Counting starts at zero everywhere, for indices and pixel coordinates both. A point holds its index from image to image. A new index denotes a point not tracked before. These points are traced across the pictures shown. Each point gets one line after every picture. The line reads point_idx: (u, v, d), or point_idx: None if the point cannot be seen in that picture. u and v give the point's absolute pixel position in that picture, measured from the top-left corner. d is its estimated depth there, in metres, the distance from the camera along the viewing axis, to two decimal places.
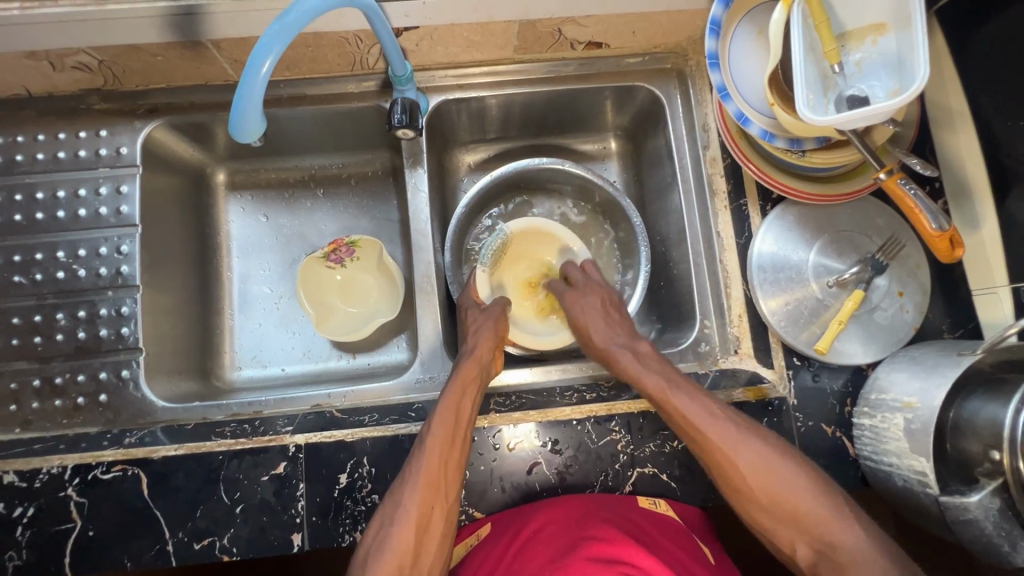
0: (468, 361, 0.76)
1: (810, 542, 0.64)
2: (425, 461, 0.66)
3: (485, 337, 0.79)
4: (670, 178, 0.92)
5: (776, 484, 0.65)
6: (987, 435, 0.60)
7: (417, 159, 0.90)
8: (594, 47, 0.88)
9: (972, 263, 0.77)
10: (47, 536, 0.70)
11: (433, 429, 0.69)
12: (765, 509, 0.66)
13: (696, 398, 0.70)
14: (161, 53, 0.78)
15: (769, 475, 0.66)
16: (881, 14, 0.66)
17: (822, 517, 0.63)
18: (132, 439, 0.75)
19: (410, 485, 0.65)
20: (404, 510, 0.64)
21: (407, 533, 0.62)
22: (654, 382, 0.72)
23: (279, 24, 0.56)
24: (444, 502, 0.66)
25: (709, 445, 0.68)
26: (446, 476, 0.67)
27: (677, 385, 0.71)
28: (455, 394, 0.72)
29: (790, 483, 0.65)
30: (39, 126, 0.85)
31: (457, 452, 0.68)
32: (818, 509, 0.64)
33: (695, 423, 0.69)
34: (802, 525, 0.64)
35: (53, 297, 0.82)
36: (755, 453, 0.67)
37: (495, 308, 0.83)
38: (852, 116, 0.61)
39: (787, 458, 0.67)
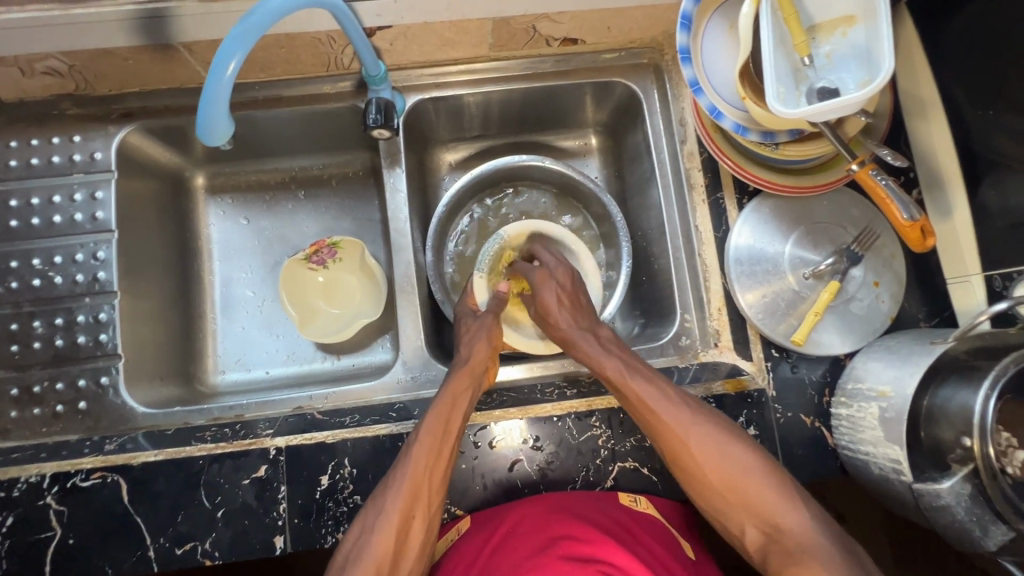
0: (460, 370, 0.76)
1: (759, 524, 0.64)
2: (409, 470, 0.66)
3: (479, 348, 0.79)
4: (649, 173, 0.93)
5: (728, 469, 0.66)
6: (958, 422, 0.60)
7: (396, 159, 0.90)
8: (569, 44, 0.88)
9: (946, 252, 0.77)
10: (27, 545, 0.69)
11: (420, 438, 0.69)
12: (717, 491, 0.66)
13: (657, 386, 0.71)
14: (131, 57, 0.77)
15: (724, 463, 0.66)
16: (849, 6, 0.66)
17: (768, 499, 0.64)
18: (112, 446, 0.75)
19: (393, 492, 0.65)
20: (385, 516, 0.64)
21: (385, 540, 0.62)
22: (612, 367, 0.73)
23: (244, 25, 0.56)
24: (427, 510, 0.66)
25: (668, 433, 0.68)
26: (429, 486, 0.67)
27: (634, 371, 0.72)
28: (444, 403, 0.72)
29: (739, 466, 0.66)
30: (12, 132, 0.84)
31: (442, 462, 0.68)
32: (765, 494, 0.64)
33: (652, 410, 0.69)
34: (753, 510, 0.64)
35: (29, 305, 0.81)
36: (710, 443, 0.67)
37: (490, 318, 0.83)
38: (820, 108, 0.61)
39: (742, 446, 0.67)
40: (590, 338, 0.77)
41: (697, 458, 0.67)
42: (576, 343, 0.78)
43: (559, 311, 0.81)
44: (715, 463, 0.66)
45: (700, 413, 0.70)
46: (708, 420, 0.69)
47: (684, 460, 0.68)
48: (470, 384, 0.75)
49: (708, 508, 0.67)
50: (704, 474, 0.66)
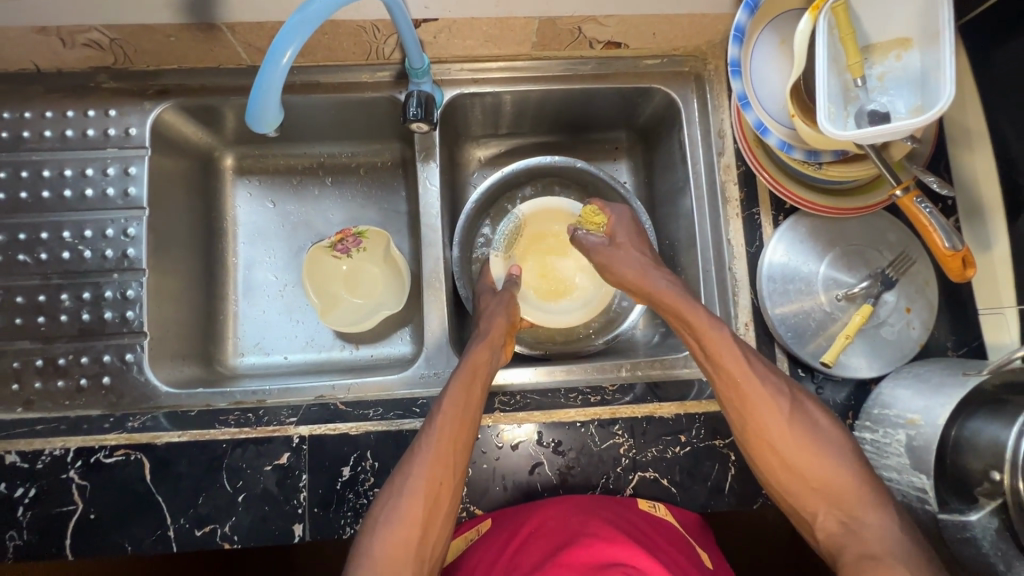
0: (481, 344, 0.76)
1: (838, 516, 0.65)
2: (434, 438, 0.67)
3: (497, 322, 0.80)
4: (682, 183, 0.92)
5: (817, 457, 0.67)
6: (987, 455, 0.61)
7: (430, 153, 0.89)
8: (612, 47, 0.87)
9: (980, 282, 0.77)
10: (48, 518, 0.70)
11: (444, 406, 0.69)
12: (783, 472, 0.68)
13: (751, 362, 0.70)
14: (173, 34, 0.76)
15: (808, 449, 0.67)
16: (906, 28, 0.65)
17: (853, 493, 0.65)
18: (136, 423, 0.75)
19: (419, 456, 0.67)
20: (412, 482, 0.65)
21: (417, 505, 0.64)
22: (704, 322, 0.72)
23: (302, 14, 0.55)
24: (451, 479, 0.67)
25: (750, 407, 0.69)
26: (454, 455, 0.67)
27: (728, 341, 0.71)
28: (467, 372, 0.73)
29: (829, 450, 0.67)
30: (48, 102, 0.83)
31: (467, 431, 0.69)
32: (847, 484, 0.65)
33: (744, 387, 0.69)
34: (835, 498, 0.66)
35: (58, 277, 0.81)
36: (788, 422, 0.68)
37: (506, 294, 0.86)
38: (874, 132, 0.61)
39: (835, 432, 0.68)
40: (676, 288, 0.77)
41: (782, 438, 0.68)
42: (670, 301, 0.76)
43: (629, 267, 0.81)
44: (799, 445, 0.67)
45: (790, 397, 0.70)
46: (802, 403, 0.70)
47: (761, 434, 0.68)
48: (489, 355, 0.76)
49: (779, 487, 0.69)
50: (785, 455, 0.67)
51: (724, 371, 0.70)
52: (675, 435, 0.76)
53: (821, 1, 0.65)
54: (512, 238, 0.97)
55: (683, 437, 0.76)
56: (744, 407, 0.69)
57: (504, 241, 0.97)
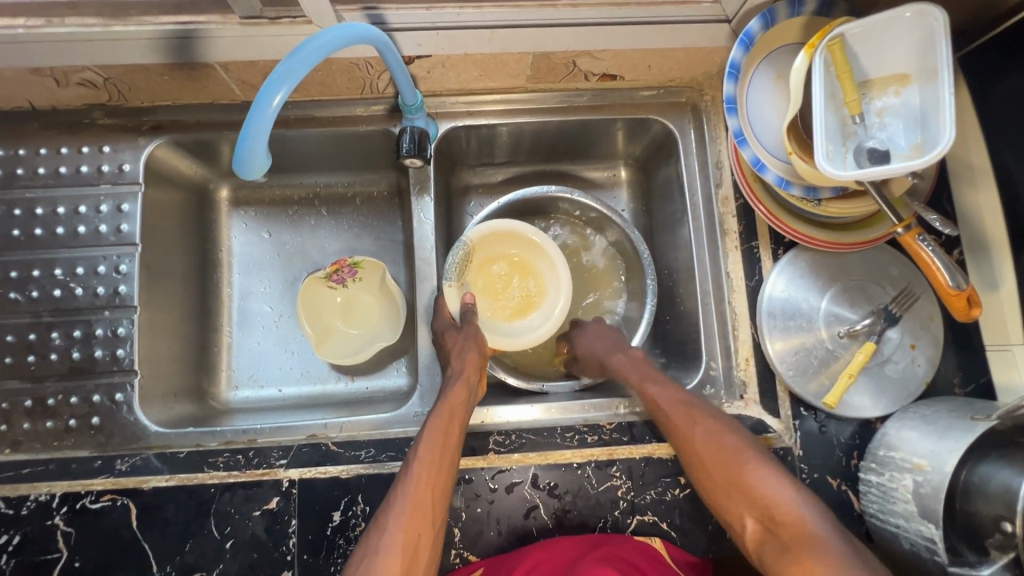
0: (456, 384, 0.75)
1: (761, 520, 0.61)
2: (411, 486, 0.66)
3: (469, 358, 0.78)
4: (680, 214, 0.91)
5: (784, 507, 0.61)
6: (997, 504, 0.59)
7: (425, 186, 0.89)
8: (608, 79, 0.87)
9: (987, 318, 0.75)
10: (33, 566, 0.68)
11: (421, 451, 0.68)
12: (712, 480, 0.66)
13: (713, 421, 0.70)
14: (167, 73, 0.76)
15: (733, 455, 0.66)
16: (905, 64, 0.64)
17: (781, 496, 0.62)
18: (123, 466, 0.73)
19: (395, 510, 0.65)
20: (389, 537, 0.63)
21: (391, 561, 0.61)
22: (664, 394, 0.74)
23: (290, 62, 0.55)
24: (431, 528, 0.65)
25: (717, 457, 0.67)
26: (431, 502, 0.66)
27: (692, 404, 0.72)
28: (441, 414, 0.72)
29: (761, 460, 0.66)
30: (42, 139, 0.83)
31: (444, 477, 0.68)
32: (773, 487, 0.63)
33: (707, 441, 0.68)
34: (757, 501, 0.62)
35: (49, 315, 0.81)
36: (714, 433, 0.69)
37: (472, 326, 0.81)
38: (874, 172, 0.59)
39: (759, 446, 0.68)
40: (637, 369, 0.79)
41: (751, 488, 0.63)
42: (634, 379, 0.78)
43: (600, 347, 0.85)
44: (770, 499, 0.62)
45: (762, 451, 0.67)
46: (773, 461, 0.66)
47: (730, 486, 0.64)
48: (465, 394, 0.75)
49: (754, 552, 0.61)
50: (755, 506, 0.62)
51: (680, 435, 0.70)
52: (674, 477, 0.74)
53: (817, 38, 0.64)
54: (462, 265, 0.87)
55: (683, 479, 0.74)
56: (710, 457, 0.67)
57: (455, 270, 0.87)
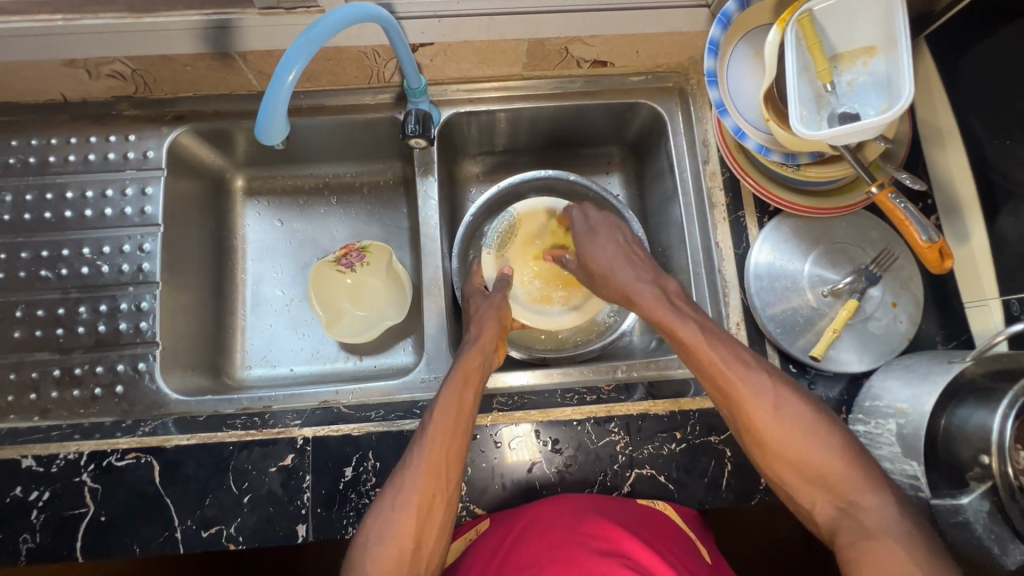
0: (473, 350, 0.77)
1: (833, 501, 0.61)
2: (427, 447, 0.67)
3: (489, 325, 0.82)
4: (671, 192, 0.95)
5: (805, 439, 0.63)
6: (976, 440, 0.61)
7: (429, 168, 0.94)
8: (599, 66, 0.93)
9: (964, 276, 0.79)
10: (61, 521, 0.72)
11: (436, 414, 0.69)
12: (776, 459, 0.65)
13: (733, 352, 0.69)
14: (191, 63, 0.83)
15: (799, 433, 0.64)
16: (871, 37, 0.69)
17: (850, 479, 0.61)
18: (146, 429, 0.77)
19: (412, 468, 0.66)
20: (406, 495, 0.64)
21: (409, 517, 0.63)
22: (686, 329, 0.71)
23: (307, 38, 0.61)
24: (446, 488, 0.66)
25: (741, 397, 0.67)
26: (447, 463, 0.67)
27: (710, 336, 0.70)
28: (456, 378, 0.73)
29: (823, 438, 0.63)
30: (73, 129, 0.90)
31: (459, 438, 0.69)
32: (844, 470, 0.61)
33: (728, 379, 0.68)
34: (830, 484, 0.62)
35: (77, 291, 0.86)
36: (769, 404, 0.66)
37: (497, 297, 0.87)
38: (844, 131, 0.64)
39: (827, 420, 0.65)
40: (657, 294, 0.77)
41: (773, 425, 0.65)
42: (651, 309, 0.76)
43: (608, 259, 0.83)
44: (806, 454, 0.63)
45: (780, 380, 0.68)
46: (790, 391, 0.67)
47: (754, 423, 0.66)
48: (480, 360, 0.76)
49: (777, 477, 0.65)
50: (776, 443, 0.64)
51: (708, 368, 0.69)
52: (670, 432, 0.78)
53: (789, 14, 0.70)
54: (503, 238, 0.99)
55: (679, 434, 0.77)
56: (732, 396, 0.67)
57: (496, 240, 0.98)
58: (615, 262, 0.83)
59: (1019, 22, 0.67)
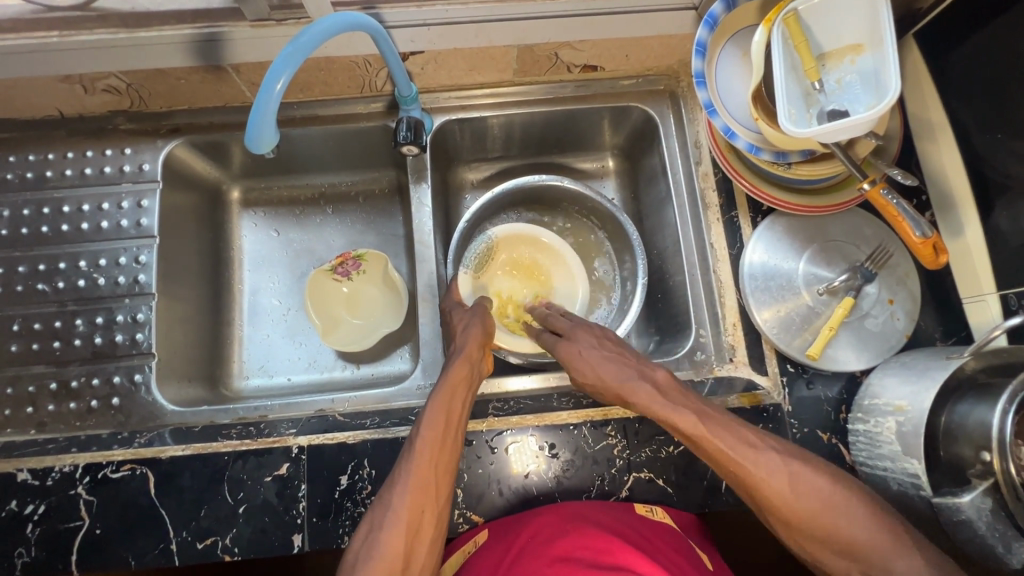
0: (459, 360, 0.74)
1: (866, 572, 0.59)
2: (414, 465, 0.66)
3: (474, 334, 0.78)
4: (664, 194, 0.95)
5: (829, 517, 0.61)
6: (977, 437, 0.61)
7: (422, 175, 0.94)
8: (589, 70, 0.93)
9: (960, 271, 0.79)
10: (57, 534, 0.72)
11: (423, 431, 0.68)
12: (820, 547, 0.61)
13: (735, 432, 0.66)
14: (184, 76, 0.84)
15: (818, 510, 0.61)
16: (857, 34, 0.69)
17: (880, 548, 0.58)
18: (142, 441, 0.77)
19: (399, 488, 0.64)
20: (393, 514, 0.63)
21: (396, 537, 0.61)
22: (685, 421, 0.66)
23: (294, 46, 0.63)
24: (435, 504, 0.65)
25: (753, 481, 0.63)
26: (435, 478, 0.66)
27: (709, 423, 0.66)
28: (444, 394, 0.71)
29: (846, 511, 0.61)
30: (70, 144, 0.91)
31: (445, 457, 0.67)
32: (871, 538, 0.59)
33: (737, 468, 0.64)
34: (858, 556, 0.59)
35: (73, 304, 0.86)
36: (777, 470, 0.63)
37: (481, 308, 0.83)
38: (831, 127, 0.64)
39: (840, 487, 0.63)
40: (650, 390, 0.69)
41: (790, 501, 0.62)
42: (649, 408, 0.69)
43: (593, 368, 0.73)
44: (829, 530, 0.60)
45: (789, 454, 0.65)
46: (799, 464, 0.64)
47: (769, 502, 0.63)
48: (467, 372, 0.74)
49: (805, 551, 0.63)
50: (794, 514, 0.62)
51: (717, 458, 0.65)
52: (668, 434, 0.77)
53: (774, 14, 0.70)
54: (482, 256, 0.96)
55: (676, 436, 0.77)
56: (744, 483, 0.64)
57: (473, 259, 0.95)
58: (603, 369, 0.73)
59: (1006, 16, 0.67)
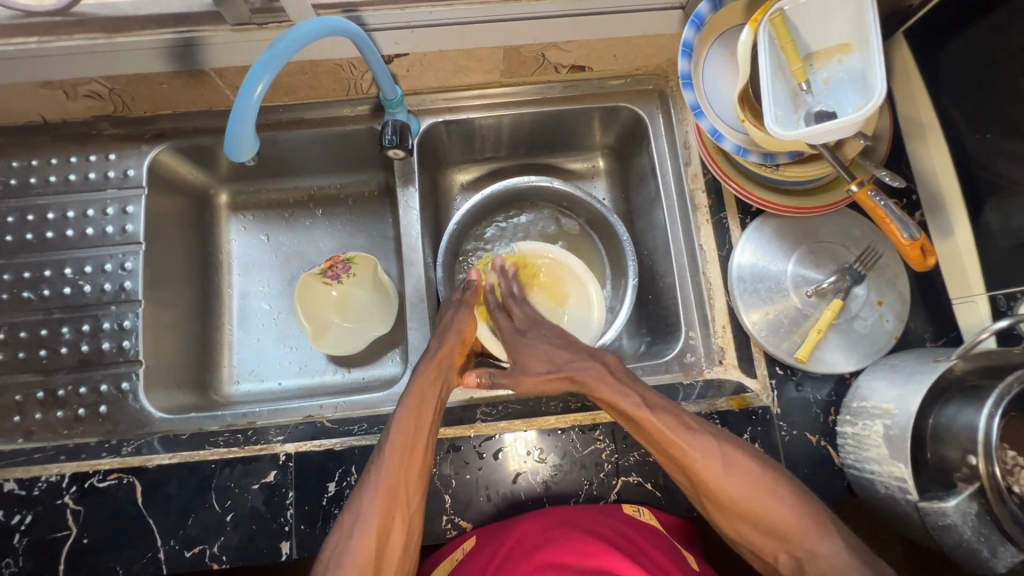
0: (429, 364, 0.75)
1: (790, 551, 0.63)
2: (384, 472, 0.66)
3: (450, 340, 0.78)
4: (654, 195, 0.94)
5: (764, 504, 0.64)
6: (963, 440, 0.60)
7: (409, 178, 0.94)
8: (577, 71, 0.92)
9: (951, 271, 0.78)
10: (45, 543, 0.72)
11: (391, 436, 0.68)
12: (753, 529, 0.65)
13: (680, 420, 0.69)
14: (167, 81, 0.83)
15: (755, 494, 0.64)
16: (845, 34, 0.68)
17: (804, 530, 0.63)
18: (130, 449, 0.77)
19: (369, 494, 0.65)
20: (364, 522, 0.63)
21: (368, 543, 0.62)
22: (628, 404, 0.69)
23: (271, 52, 0.62)
24: (406, 509, 0.66)
25: (691, 463, 0.66)
26: (406, 480, 0.66)
27: (655, 408, 0.69)
28: (414, 397, 0.71)
29: (779, 497, 0.64)
30: (53, 150, 0.90)
31: (417, 461, 0.68)
32: (798, 522, 0.63)
33: (677, 449, 0.66)
34: (783, 537, 0.63)
35: (59, 311, 0.86)
36: (718, 459, 0.66)
37: (461, 309, 0.82)
38: (818, 130, 0.63)
39: (773, 473, 0.66)
40: (598, 371, 0.73)
41: (725, 485, 0.65)
42: (596, 387, 0.72)
43: (546, 354, 0.78)
44: (760, 513, 0.64)
45: (728, 441, 0.68)
46: (738, 451, 0.67)
47: (708, 486, 0.66)
48: (437, 377, 0.74)
49: (735, 532, 0.67)
50: (727, 497, 0.65)
51: (660, 441, 0.68)
52: None
53: (761, 14, 0.69)
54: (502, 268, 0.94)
55: None
56: (683, 462, 0.67)
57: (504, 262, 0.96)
58: (556, 354, 0.77)
59: (995, 14, 0.66)
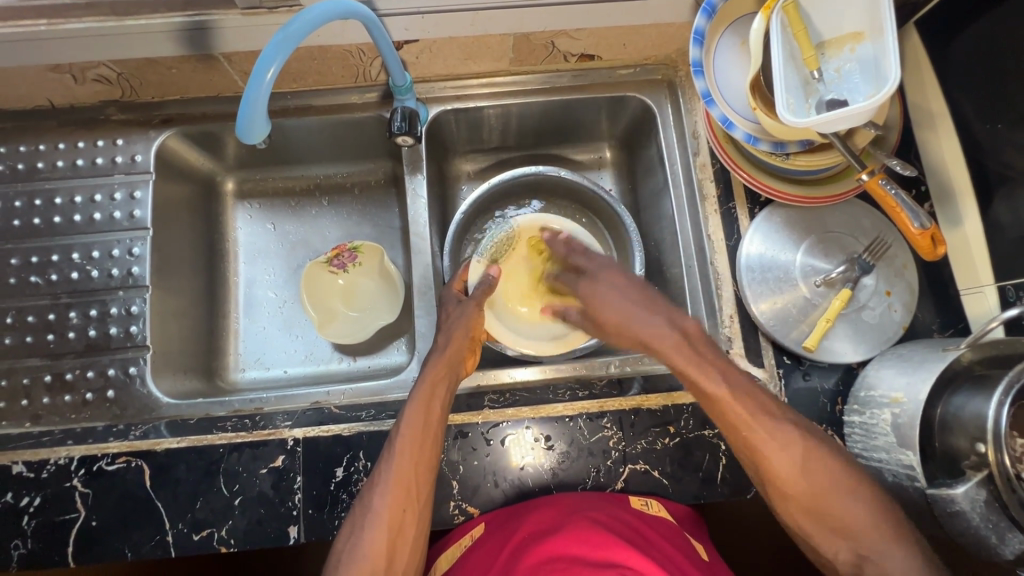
0: (439, 358, 0.75)
1: (853, 550, 0.63)
2: (395, 465, 0.66)
3: (457, 335, 0.78)
4: (662, 185, 0.94)
5: (834, 501, 0.64)
6: (971, 428, 0.60)
7: (417, 166, 0.93)
8: (586, 60, 0.92)
9: (959, 263, 0.79)
10: (53, 525, 0.72)
11: (403, 430, 0.68)
12: (819, 526, 0.65)
13: (759, 406, 0.68)
14: (176, 66, 0.83)
15: (823, 489, 0.64)
16: (858, 22, 0.68)
17: (872, 533, 0.62)
18: (137, 433, 0.77)
19: (380, 489, 0.65)
20: (375, 514, 0.64)
21: (379, 537, 0.63)
22: (710, 381, 0.68)
23: (284, 33, 0.62)
24: (417, 503, 0.66)
25: (763, 452, 0.66)
26: (416, 475, 0.66)
27: (740, 391, 0.68)
28: (424, 391, 0.71)
29: (852, 497, 0.64)
30: (60, 134, 0.90)
31: (428, 454, 0.68)
32: (866, 524, 0.62)
33: (756, 435, 0.66)
34: (849, 536, 0.63)
35: (67, 296, 0.86)
36: (796, 455, 0.65)
37: (472, 303, 0.82)
38: (830, 118, 0.62)
39: (849, 476, 0.65)
40: (678, 340, 0.71)
41: (797, 479, 0.65)
42: (671, 357, 0.70)
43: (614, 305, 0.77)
44: (828, 510, 0.64)
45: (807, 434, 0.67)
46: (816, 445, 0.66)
47: (777, 479, 0.66)
48: (446, 375, 0.74)
49: (795, 526, 0.67)
50: (798, 491, 0.65)
51: (737, 426, 0.67)
52: (663, 426, 0.77)
53: (774, 1, 0.69)
54: (500, 244, 0.92)
55: (672, 428, 0.77)
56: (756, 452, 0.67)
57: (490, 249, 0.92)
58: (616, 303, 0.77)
59: (1009, 2, 0.66)
